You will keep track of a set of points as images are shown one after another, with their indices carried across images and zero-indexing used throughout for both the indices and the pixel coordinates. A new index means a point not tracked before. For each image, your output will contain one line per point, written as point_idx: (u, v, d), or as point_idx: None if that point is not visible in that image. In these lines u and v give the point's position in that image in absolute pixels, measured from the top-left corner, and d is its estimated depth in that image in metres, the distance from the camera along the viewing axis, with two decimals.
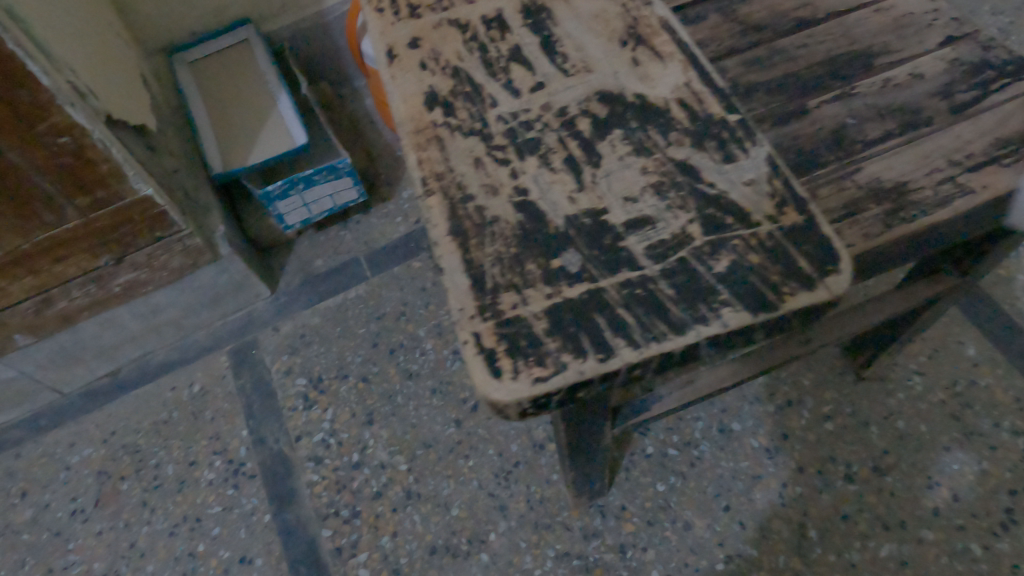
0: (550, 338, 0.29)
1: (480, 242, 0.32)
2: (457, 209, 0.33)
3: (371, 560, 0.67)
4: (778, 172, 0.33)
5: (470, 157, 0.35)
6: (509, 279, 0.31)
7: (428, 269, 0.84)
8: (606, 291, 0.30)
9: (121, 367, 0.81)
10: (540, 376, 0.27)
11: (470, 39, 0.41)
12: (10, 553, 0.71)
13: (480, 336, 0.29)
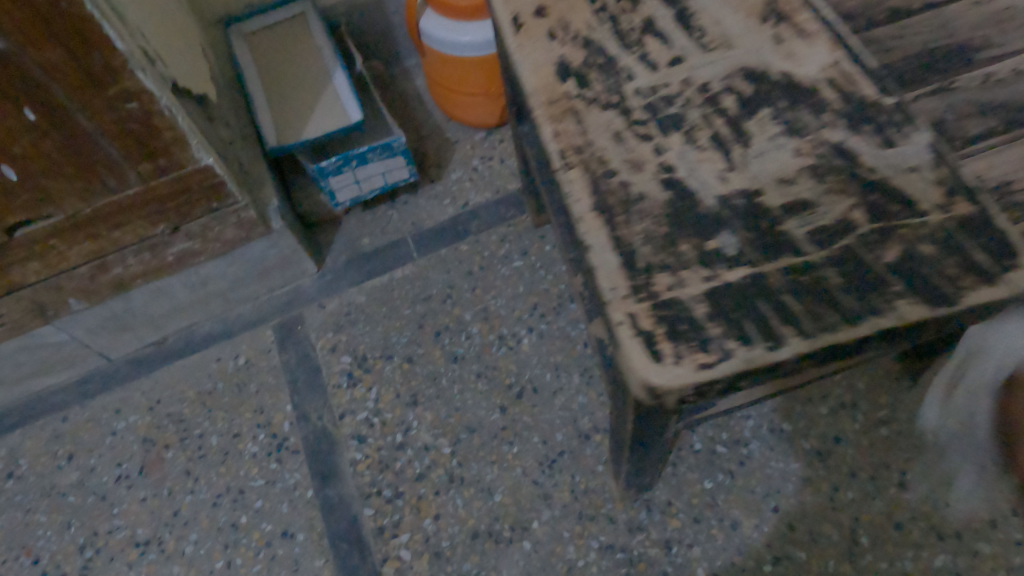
0: (711, 323, 0.31)
1: (628, 220, 0.35)
2: (598, 183, 0.37)
3: (413, 542, 0.67)
4: (941, 158, 0.36)
5: (609, 131, 0.39)
6: (661, 259, 0.34)
7: (476, 253, 0.84)
8: (769, 275, 0.33)
9: (168, 336, 0.82)
10: (704, 361, 0.30)
11: (595, 9, 0.44)
12: (57, 514, 0.72)
13: (636, 319, 0.32)
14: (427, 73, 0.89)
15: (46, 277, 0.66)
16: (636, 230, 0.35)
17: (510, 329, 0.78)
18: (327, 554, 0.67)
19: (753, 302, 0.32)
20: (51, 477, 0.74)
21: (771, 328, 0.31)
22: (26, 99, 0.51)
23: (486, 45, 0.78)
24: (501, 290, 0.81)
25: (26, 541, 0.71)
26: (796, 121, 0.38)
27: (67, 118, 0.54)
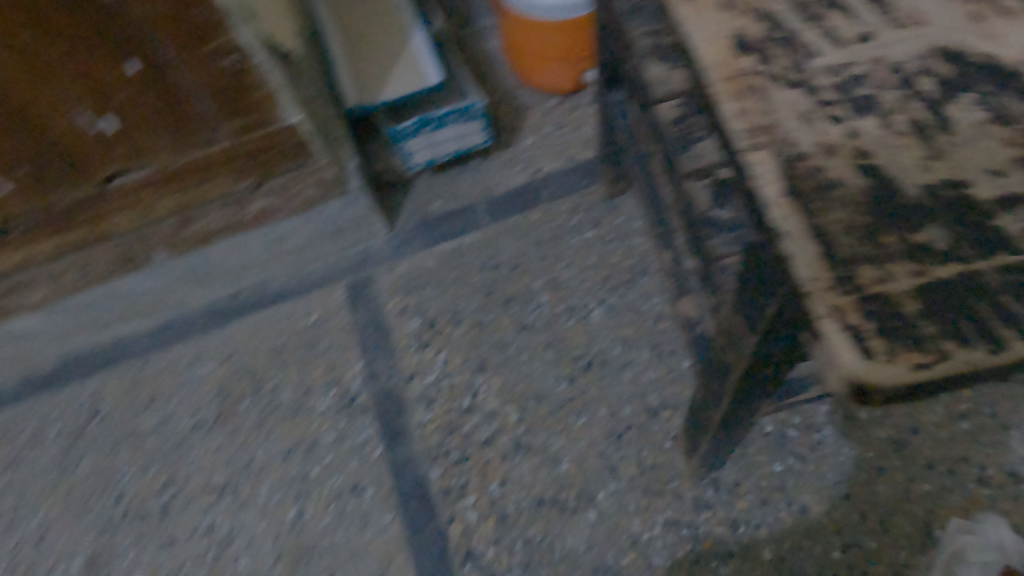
0: (924, 319, 0.24)
1: (826, 206, 0.27)
2: (793, 166, 0.28)
3: (479, 505, 0.68)
4: None
5: (800, 110, 0.29)
6: (868, 249, 0.26)
7: (547, 222, 0.83)
8: (988, 273, 0.25)
9: (242, 290, 0.84)
10: (922, 362, 0.23)
11: None
12: (138, 456, 0.76)
13: (843, 311, 0.24)
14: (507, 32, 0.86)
15: (135, 227, 0.67)
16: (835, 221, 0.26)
17: (580, 301, 0.78)
18: (395, 511, 0.69)
19: (960, 300, 0.24)
20: (132, 420, 0.78)
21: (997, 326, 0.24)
22: (130, 50, 0.52)
23: (568, 10, 0.76)
24: (572, 261, 0.80)
25: (110, 479, 0.75)
26: None
27: (167, 71, 0.54)
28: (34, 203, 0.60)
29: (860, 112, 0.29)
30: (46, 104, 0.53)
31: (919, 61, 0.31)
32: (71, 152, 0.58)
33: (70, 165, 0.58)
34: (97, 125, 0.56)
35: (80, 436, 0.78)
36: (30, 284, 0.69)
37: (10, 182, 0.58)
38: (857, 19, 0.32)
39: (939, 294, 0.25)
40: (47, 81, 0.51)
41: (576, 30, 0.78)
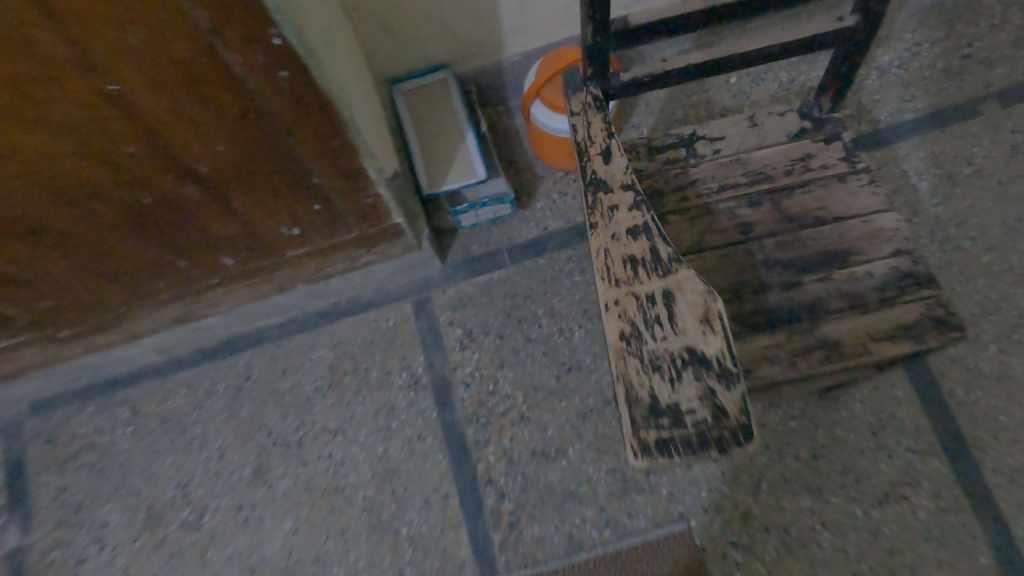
0: (655, 443, 0.59)
1: (634, 403, 0.61)
2: (631, 391, 0.61)
3: (497, 452, 1.13)
4: (853, 307, 0.78)
5: (635, 365, 0.62)
6: (645, 419, 0.60)
7: (550, 266, 1.23)
8: (689, 433, 0.59)
9: (342, 300, 1.25)
10: (651, 460, 0.59)
11: (629, 258, 0.66)
12: (280, 405, 1.19)
13: (633, 441, 0.60)
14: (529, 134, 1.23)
15: (292, 273, 1.07)
16: (634, 406, 0.61)
17: (567, 324, 1.19)
18: (444, 451, 1.14)
19: (668, 438, 0.59)
20: (274, 382, 1.21)
21: (678, 444, 0.59)
22: (318, 203, 0.91)
23: (558, 129, 1.13)
24: (564, 297, 1.21)
25: (263, 420, 1.19)
26: (776, 257, 0.82)
27: (335, 207, 0.93)
28: (242, 267, 1.00)
29: (673, 357, 0.62)
30: (265, 227, 0.92)
31: (705, 309, 0.63)
32: (268, 245, 0.97)
33: (269, 250, 0.98)
34: (289, 232, 0.95)
35: (241, 391, 1.21)
36: (221, 304, 1.09)
37: (235, 260, 0.97)
38: (666, 278, 0.65)
39: (662, 436, 0.59)
40: (269, 215, 0.90)
41: (555, 138, 1.16)
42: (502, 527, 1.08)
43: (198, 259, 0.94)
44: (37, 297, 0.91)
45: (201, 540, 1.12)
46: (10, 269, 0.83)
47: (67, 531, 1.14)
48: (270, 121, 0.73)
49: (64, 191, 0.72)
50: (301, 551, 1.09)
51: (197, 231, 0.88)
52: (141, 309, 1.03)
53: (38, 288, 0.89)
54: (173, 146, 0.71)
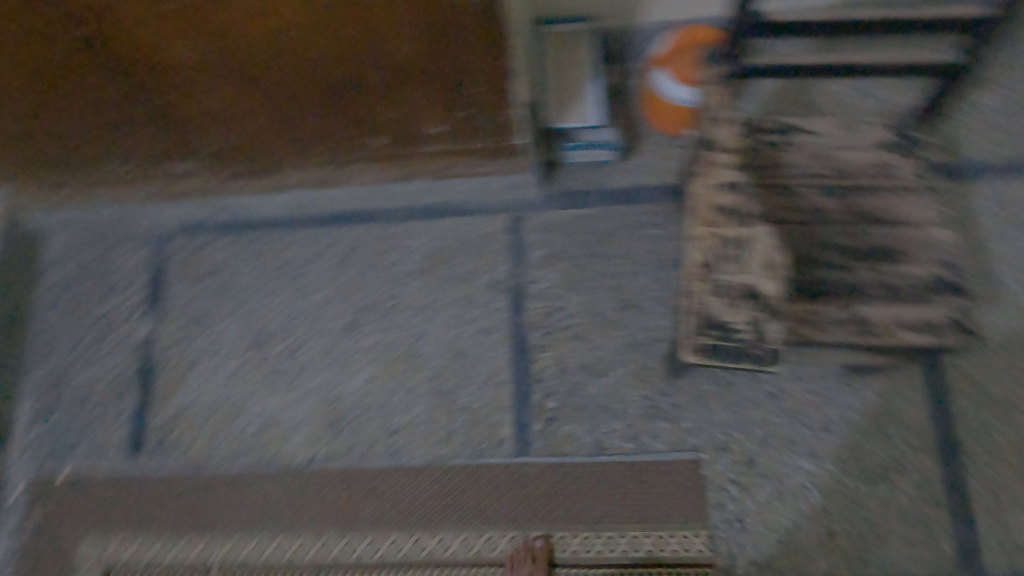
0: (706, 345, 0.80)
1: (698, 313, 0.81)
2: (697, 305, 0.81)
3: (551, 358, 1.31)
4: (891, 298, 0.92)
5: (705, 287, 0.81)
6: (703, 327, 0.80)
7: (635, 216, 1.37)
8: (734, 347, 0.79)
9: (449, 201, 1.42)
10: (699, 356, 0.79)
11: (720, 206, 0.84)
12: (379, 276, 1.39)
13: (689, 338, 0.81)
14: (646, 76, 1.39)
15: (424, 164, 1.30)
16: (696, 316, 0.81)
17: (637, 268, 1.35)
18: (507, 346, 1.32)
19: (717, 345, 0.80)
20: (377, 257, 1.40)
21: (724, 351, 0.80)
22: (455, 113, 1.13)
23: (686, 100, 1.30)
24: (640, 244, 1.36)
25: (361, 285, 1.39)
26: (839, 242, 0.96)
27: (476, 116, 1.15)
28: (384, 148, 1.24)
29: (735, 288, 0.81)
30: (420, 119, 1.14)
31: (769, 259, 0.81)
32: (415, 135, 1.19)
33: (413, 141, 1.21)
34: (435, 128, 1.17)
35: (346, 255, 1.41)
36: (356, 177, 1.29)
37: (386, 140, 1.21)
38: (744, 229, 0.83)
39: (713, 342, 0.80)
40: (427, 110, 1.12)
41: (677, 108, 1.33)
42: (542, 419, 1.28)
43: (361, 131, 1.18)
44: (232, 134, 1.18)
45: (294, 366, 1.35)
46: (232, 106, 1.08)
47: (190, 334, 1.39)
48: (456, 42, 0.94)
49: (297, 61, 0.96)
50: (374, 396, 1.32)
51: (370, 109, 1.11)
52: (300, 163, 1.27)
53: (237, 128, 1.16)
54: (370, 50, 0.94)
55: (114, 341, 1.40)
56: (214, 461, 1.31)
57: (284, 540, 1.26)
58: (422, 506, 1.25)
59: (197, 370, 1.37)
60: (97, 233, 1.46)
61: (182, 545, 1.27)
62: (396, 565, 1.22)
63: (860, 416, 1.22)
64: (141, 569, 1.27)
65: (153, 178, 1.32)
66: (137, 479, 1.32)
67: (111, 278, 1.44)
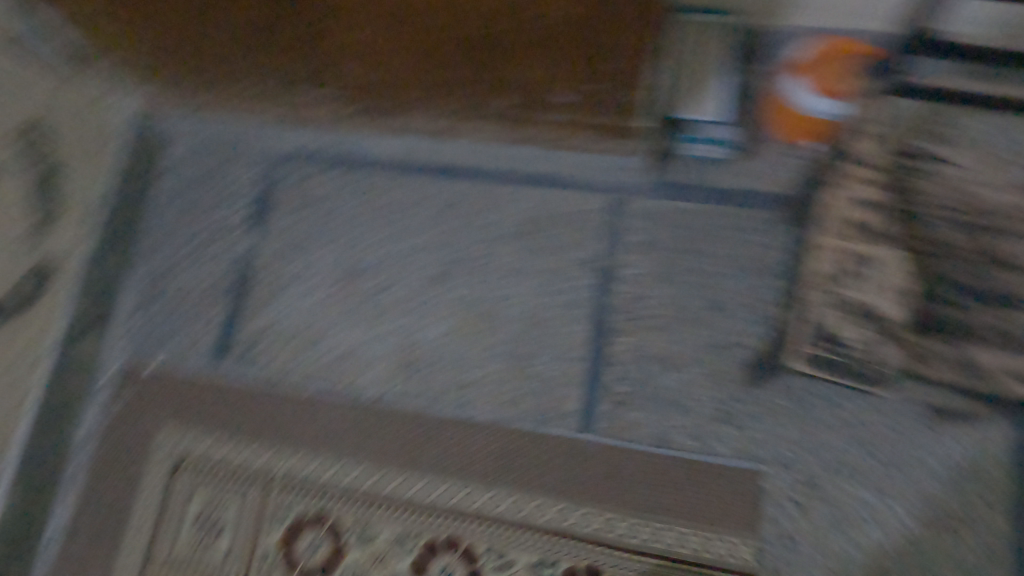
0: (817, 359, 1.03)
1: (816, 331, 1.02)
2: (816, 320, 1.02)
3: (629, 344, 1.32)
4: (1010, 347, 0.89)
5: (827, 308, 1.01)
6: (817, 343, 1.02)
7: (740, 219, 1.35)
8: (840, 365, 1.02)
9: (554, 172, 1.42)
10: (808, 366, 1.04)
11: (853, 235, 1.02)
12: (474, 233, 1.41)
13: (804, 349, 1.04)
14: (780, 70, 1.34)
15: (543, 130, 1.38)
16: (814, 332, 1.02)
17: (732, 271, 1.33)
18: (587, 324, 1.34)
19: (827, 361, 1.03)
20: (475, 215, 1.42)
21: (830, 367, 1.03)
22: (588, 82, 1.22)
23: (825, 112, 1.27)
24: (739, 248, 1.34)
25: (455, 239, 1.41)
26: (964, 281, 0.92)
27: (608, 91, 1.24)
28: (511, 108, 1.33)
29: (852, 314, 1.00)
30: (555, 85, 1.24)
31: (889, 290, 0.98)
32: (545, 100, 1.29)
33: (543, 105, 1.30)
34: (566, 97, 1.26)
35: (445, 207, 1.43)
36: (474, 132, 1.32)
37: (518, 101, 1.30)
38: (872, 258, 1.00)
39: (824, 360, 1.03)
40: (565, 77, 1.22)
41: (811, 120, 1.29)
42: (610, 401, 1.29)
43: (498, 88, 1.27)
44: (377, 75, 1.29)
45: (380, 305, 1.39)
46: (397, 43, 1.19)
47: (287, 256, 1.45)
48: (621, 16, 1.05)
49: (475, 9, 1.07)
50: (450, 347, 1.35)
51: (515, 68, 1.21)
52: (432, 108, 1.37)
53: (383, 70, 1.27)
54: (542, 14, 1.07)
55: (215, 249, 1.46)
56: (292, 379, 1.37)
57: (346, 465, 1.31)
58: (481, 461, 1.28)
59: (288, 291, 1.43)
60: (213, 144, 1.51)
61: (251, 452, 1.34)
62: (447, 511, 1.27)
63: (933, 462, 1.20)
64: (210, 466, 1.34)
65: (290, 100, 1.42)
66: (219, 383, 1.39)
67: (220, 190, 1.49)
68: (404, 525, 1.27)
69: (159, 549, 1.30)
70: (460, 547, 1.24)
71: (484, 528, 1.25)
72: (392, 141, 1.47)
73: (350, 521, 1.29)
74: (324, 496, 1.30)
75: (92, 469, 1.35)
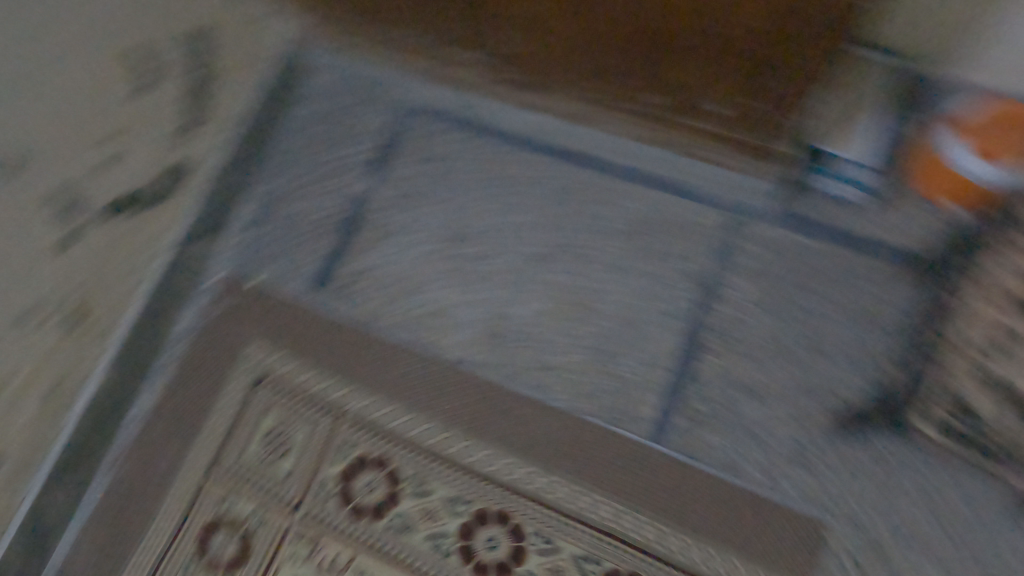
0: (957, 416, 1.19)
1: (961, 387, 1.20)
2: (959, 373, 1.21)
3: (717, 365, 1.30)
4: None
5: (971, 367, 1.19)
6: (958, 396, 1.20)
7: (858, 265, 1.31)
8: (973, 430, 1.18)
9: (677, 179, 1.40)
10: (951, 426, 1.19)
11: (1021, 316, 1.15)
12: (584, 222, 1.41)
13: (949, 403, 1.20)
14: (939, 121, 1.29)
15: (680, 135, 1.37)
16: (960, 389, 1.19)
17: (838, 316, 1.30)
18: (679, 336, 1.32)
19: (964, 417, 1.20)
20: (588, 204, 1.42)
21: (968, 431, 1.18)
22: (742, 97, 1.20)
23: (976, 175, 1.21)
24: (851, 295, 1.30)
25: (565, 225, 1.41)
26: None
27: (758, 111, 1.22)
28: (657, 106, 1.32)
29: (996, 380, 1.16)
30: (707, 94, 1.23)
31: None
32: (692, 107, 1.28)
33: (687, 111, 1.29)
34: (714, 108, 1.25)
35: (561, 191, 1.44)
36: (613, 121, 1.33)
37: (664, 102, 1.29)
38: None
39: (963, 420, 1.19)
40: (719, 88, 1.20)
41: (958, 178, 1.23)
42: (686, 417, 1.28)
43: (648, 86, 1.27)
44: (533, 48, 1.29)
45: (478, 271, 1.41)
46: (560, 27, 1.20)
47: (399, 206, 1.48)
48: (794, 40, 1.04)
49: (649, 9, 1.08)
50: (539, 328, 1.36)
51: (672, 70, 1.20)
52: (574, 91, 1.37)
53: (541, 44, 1.26)
54: (717, 25, 1.06)
55: (333, 185, 1.51)
56: (381, 324, 1.41)
57: (415, 418, 1.34)
58: (546, 445, 1.30)
59: (393, 240, 1.46)
60: (350, 84, 1.56)
61: (328, 384, 1.39)
62: (503, 485, 1.29)
63: (1008, 555, 1.16)
64: (288, 388, 1.39)
65: (436, 56, 1.44)
66: (311, 312, 1.44)
67: (348, 128, 1.53)
68: (458, 488, 1.30)
69: (228, 455, 1.37)
70: (509, 523, 1.26)
71: (535, 510, 1.26)
72: (522, 116, 1.48)
73: (409, 471, 1.32)
74: (388, 442, 1.34)
75: (181, 367, 1.42)
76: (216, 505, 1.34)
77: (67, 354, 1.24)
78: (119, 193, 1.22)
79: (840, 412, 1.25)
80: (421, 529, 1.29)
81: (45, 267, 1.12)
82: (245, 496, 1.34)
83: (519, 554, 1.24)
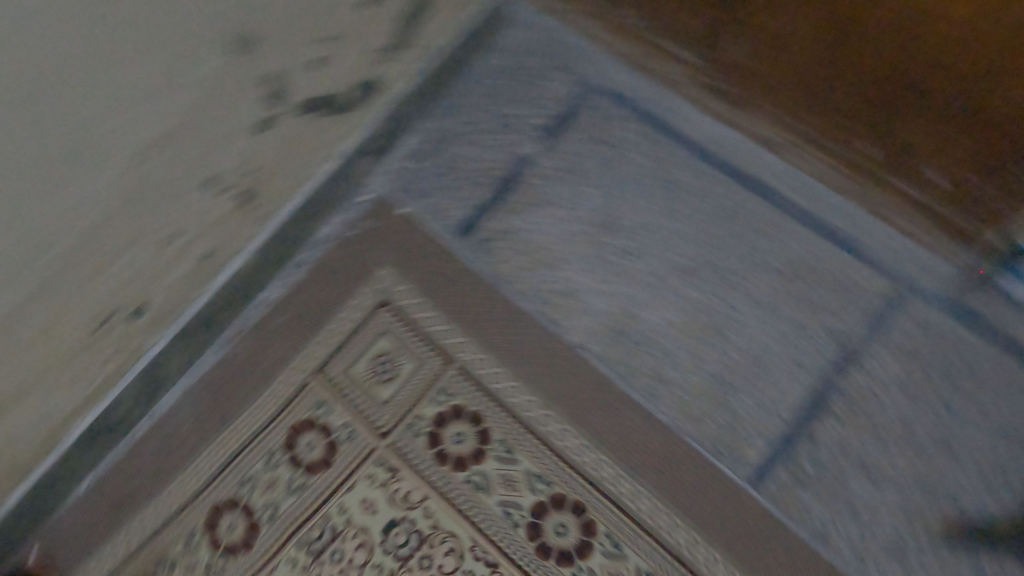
0: None
1: None
2: None
3: (837, 431, 1.25)
4: None
5: None
6: None
7: (1014, 376, 1.25)
8: None
9: (848, 234, 1.35)
10: None
11: None
12: (741, 248, 1.37)
13: None
14: None
15: (875, 190, 1.32)
16: None
17: (978, 421, 1.23)
18: (806, 390, 1.28)
19: None
20: (750, 231, 1.38)
21: None
22: (967, 173, 1.16)
23: None
24: (999, 404, 1.24)
25: (719, 245, 1.38)
26: None
27: (980, 192, 1.17)
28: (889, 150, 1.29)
29: None
30: (931, 160, 1.19)
31: None
32: (907, 168, 1.24)
33: (898, 169, 1.25)
34: (932, 175, 1.21)
35: (725, 211, 1.40)
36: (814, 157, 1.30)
37: (878, 154, 1.26)
38: None
39: None
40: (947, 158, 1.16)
41: None
42: (789, 471, 1.24)
43: (868, 134, 1.23)
44: (761, 62, 1.26)
45: (621, 266, 1.40)
46: (803, 53, 1.19)
47: (560, 179, 1.48)
48: None
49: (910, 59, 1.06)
50: (666, 339, 1.34)
51: (903, 126, 1.17)
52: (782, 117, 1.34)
53: (772, 61, 1.24)
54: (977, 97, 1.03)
55: (502, 140, 1.52)
56: (511, 288, 1.42)
57: (519, 387, 1.36)
58: (640, 453, 1.29)
59: (545, 210, 1.46)
60: (548, 47, 1.55)
61: (446, 329, 1.41)
62: (587, 478, 1.29)
63: None
64: (407, 320, 1.43)
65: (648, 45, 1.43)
66: (448, 256, 1.46)
67: (532, 89, 1.53)
68: (543, 466, 1.31)
69: (336, 365, 1.42)
70: (583, 516, 1.27)
71: (612, 512, 1.26)
72: (709, 127, 1.45)
73: (499, 435, 1.34)
74: (488, 401, 1.36)
75: (315, 270, 1.47)
76: (313, 407, 1.40)
77: (227, 228, 1.31)
78: (317, 94, 1.27)
79: (952, 517, 1.19)
80: (496, 493, 1.31)
81: (238, 141, 1.19)
82: (340, 408, 1.39)
83: (585, 549, 1.25)
